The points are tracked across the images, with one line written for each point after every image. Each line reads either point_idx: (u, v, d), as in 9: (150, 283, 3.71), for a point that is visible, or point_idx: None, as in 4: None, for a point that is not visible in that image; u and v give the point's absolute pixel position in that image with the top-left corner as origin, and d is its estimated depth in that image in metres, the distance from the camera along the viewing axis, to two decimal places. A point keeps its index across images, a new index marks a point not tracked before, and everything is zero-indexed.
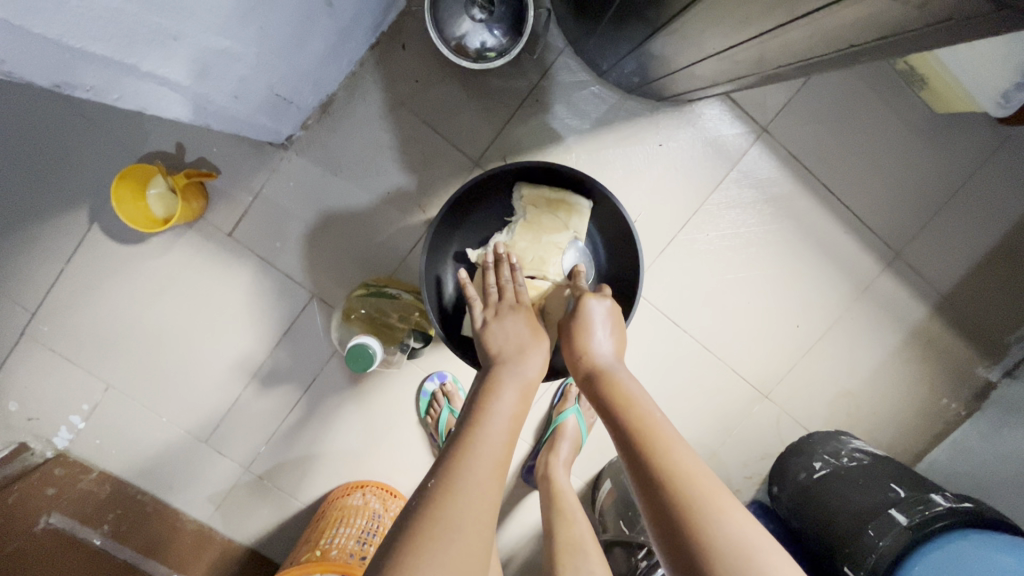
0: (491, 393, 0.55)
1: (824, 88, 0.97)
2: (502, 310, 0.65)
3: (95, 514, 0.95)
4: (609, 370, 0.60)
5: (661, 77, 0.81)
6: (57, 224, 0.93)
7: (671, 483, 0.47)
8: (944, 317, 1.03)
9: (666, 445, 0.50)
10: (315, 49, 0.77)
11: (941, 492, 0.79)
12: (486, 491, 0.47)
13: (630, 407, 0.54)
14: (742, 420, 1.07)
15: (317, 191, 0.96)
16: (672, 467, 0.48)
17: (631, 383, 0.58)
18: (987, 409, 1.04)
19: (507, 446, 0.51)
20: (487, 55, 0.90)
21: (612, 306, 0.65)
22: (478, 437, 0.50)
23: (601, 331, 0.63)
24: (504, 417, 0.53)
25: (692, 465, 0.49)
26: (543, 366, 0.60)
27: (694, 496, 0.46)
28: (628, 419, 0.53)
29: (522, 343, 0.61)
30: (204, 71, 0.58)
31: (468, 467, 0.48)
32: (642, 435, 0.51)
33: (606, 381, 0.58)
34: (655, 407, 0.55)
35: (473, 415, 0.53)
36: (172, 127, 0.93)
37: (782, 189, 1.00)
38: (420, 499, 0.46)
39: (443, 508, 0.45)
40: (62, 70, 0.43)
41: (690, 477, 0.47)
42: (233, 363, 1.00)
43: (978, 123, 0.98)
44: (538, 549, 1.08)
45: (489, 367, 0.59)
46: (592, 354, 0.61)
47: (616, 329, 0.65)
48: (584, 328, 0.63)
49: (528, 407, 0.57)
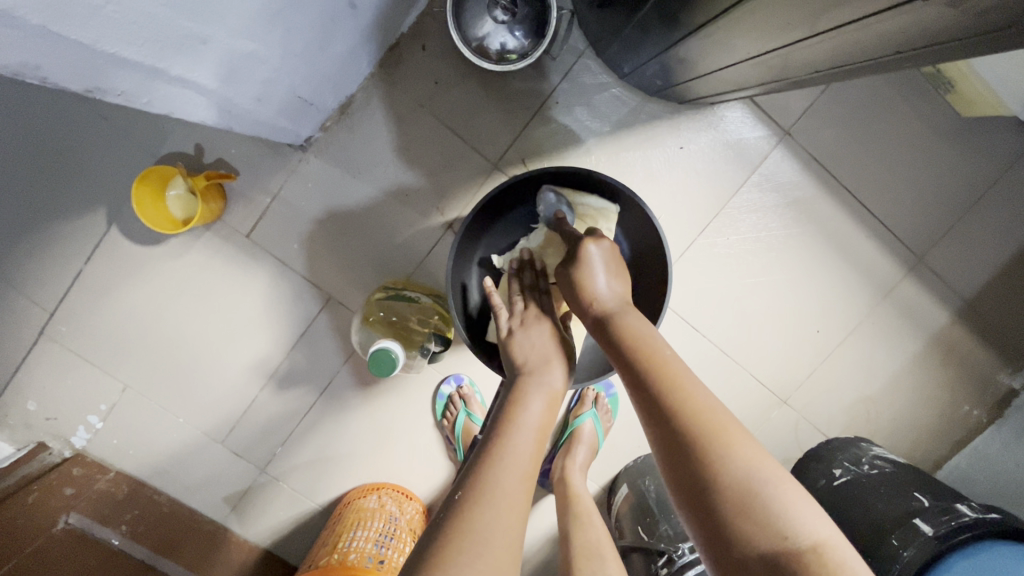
0: (518, 403, 0.54)
1: (849, 91, 0.96)
2: (527, 319, 0.64)
3: (115, 514, 0.95)
4: (617, 313, 0.57)
5: (685, 80, 0.80)
6: (76, 224, 0.93)
7: (679, 420, 0.46)
8: (966, 323, 1.02)
9: (678, 383, 0.48)
10: (338, 51, 0.76)
11: (967, 502, 0.78)
12: (515, 505, 0.46)
13: (639, 349, 0.52)
14: (760, 426, 1.06)
15: (335, 192, 0.95)
16: (682, 403, 0.47)
17: (641, 323, 0.55)
18: (1009, 417, 1.02)
19: (534, 458, 0.50)
20: (507, 57, 0.89)
21: (610, 247, 0.62)
22: (505, 450, 0.49)
23: (603, 275, 0.60)
24: (531, 429, 0.52)
25: (703, 401, 0.47)
26: (568, 377, 0.60)
27: (703, 430, 0.45)
28: (637, 358, 0.51)
29: (547, 354, 0.60)
30: (231, 74, 0.57)
31: (496, 479, 0.47)
32: (651, 373, 0.49)
33: (616, 325, 0.55)
34: (666, 345, 0.52)
35: (500, 425, 0.52)
36: (191, 128, 0.92)
37: (804, 193, 0.98)
38: (449, 513, 0.46)
39: (472, 521, 0.44)
40: (95, 75, 0.43)
41: (699, 411, 0.46)
42: (250, 365, 1.00)
43: (1008, 127, 0.96)
44: (552, 553, 1.07)
45: (515, 378, 0.58)
46: (598, 299, 0.58)
47: (618, 270, 0.61)
48: (586, 273, 0.60)
49: (555, 417, 0.56)
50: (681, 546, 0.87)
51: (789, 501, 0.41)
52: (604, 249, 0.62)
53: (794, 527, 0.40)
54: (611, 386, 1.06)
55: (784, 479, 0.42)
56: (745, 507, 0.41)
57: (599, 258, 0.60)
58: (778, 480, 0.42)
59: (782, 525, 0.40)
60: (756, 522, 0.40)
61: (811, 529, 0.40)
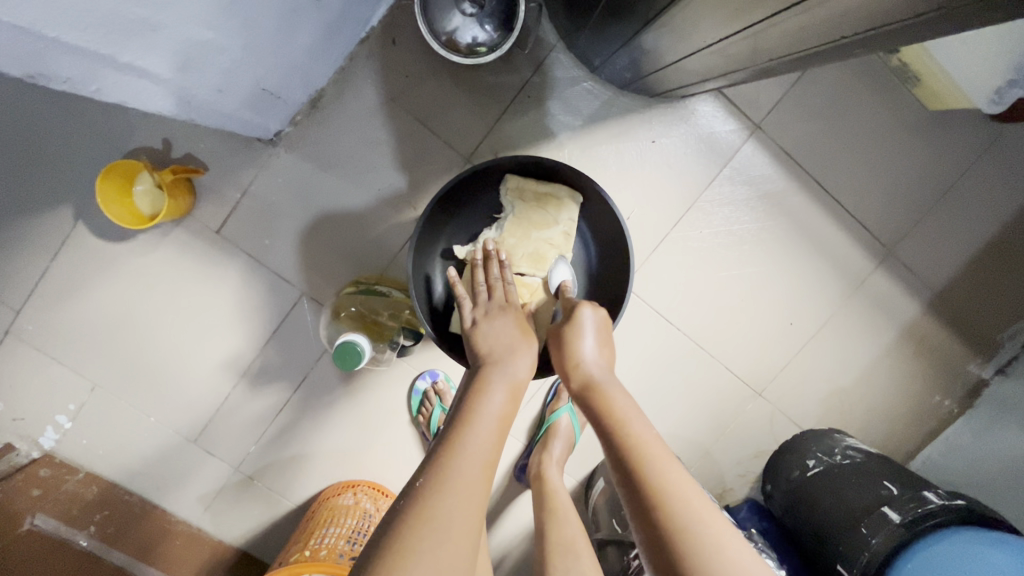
0: (481, 393, 0.54)
1: (818, 84, 0.97)
2: (494, 310, 0.65)
3: (83, 515, 0.96)
4: (602, 383, 0.57)
5: (653, 72, 0.80)
6: (41, 221, 0.92)
7: (659, 498, 0.47)
8: (936, 314, 1.03)
9: (659, 464, 0.49)
10: (304, 44, 0.76)
11: (933, 490, 0.79)
12: (475, 495, 0.46)
13: (622, 426, 0.53)
14: (735, 418, 1.07)
15: (307, 188, 0.95)
16: (662, 484, 0.48)
17: (623, 394, 0.57)
18: (979, 407, 1.04)
19: (496, 447, 0.50)
20: (478, 50, 0.89)
21: (603, 316, 0.64)
22: (467, 437, 0.49)
23: (592, 341, 0.61)
24: (494, 416, 0.52)
25: (682, 482, 0.49)
26: (534, 366, 0.60)
27: (680, 509, 0.46)
28: (618, 435, 0.52)
29: (513, 343, 0.61)
30: (187, 63, 0.57)
31: (456, 464, 0.47)
32: (631, 449, 0.50)
33: (599, 398, 0.56)
34: (647, 423, 0.54)
35: (463, 413, 0.52)
36: (159, 122, 0.91)
37: (775, 186, 0.99)
38: (408, 498, 0.46)
39: (432, 506, 0.44)
40: (37, 61, 0.42)
41: (678, 492, 0.48)
42: (222, 362, 0.99)
43: (973, 119, 0.97)
44: (531, 548, 1.07)
45: (479, 366, 0.58)
46: (584, 364, 0.59)
47: (607, 337, 0.63)
48: (575, 336, 0.62)
49: (518, 408, 0.56)
50: None
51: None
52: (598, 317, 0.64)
53: None
54: None
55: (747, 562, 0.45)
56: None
57: (589, 324, 0.61)
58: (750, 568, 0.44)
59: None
60: None
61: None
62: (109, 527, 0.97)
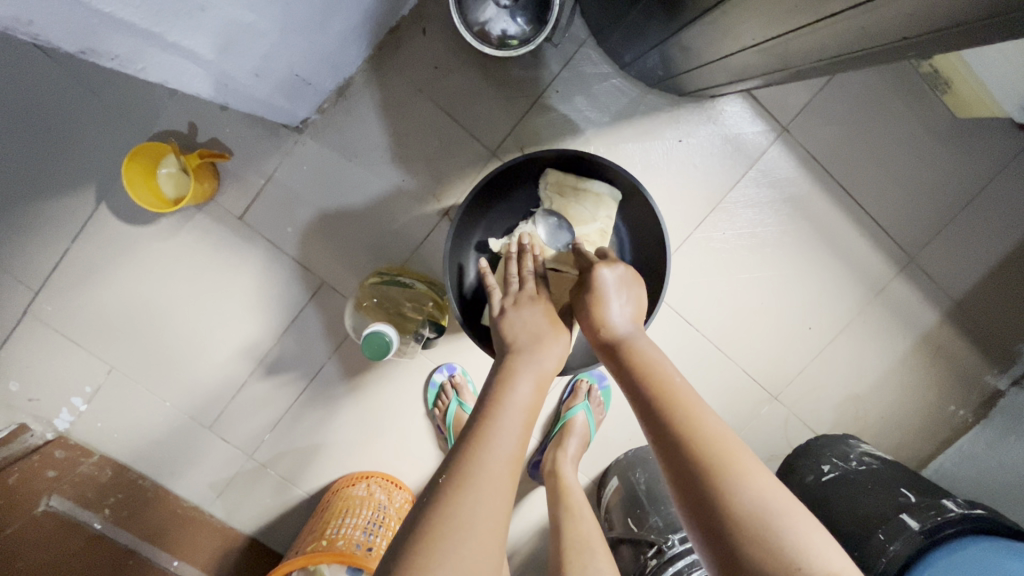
0: (507, 384, 0.53)
1: (849, 88, 0.96)
2: (522, 301, 0.64)
3: (97, 498, 0.93)
4: (628, 338, 0.59)
5: (687, 71, 0.80)
6: (64, 202, 0.91)
7: (689, 450, 0.47)
8: (955, 323, 1.03)
9: (688, 406, 0.50)
10: (337, 31, 0.75)
11: (952, 498, 0.78)
12: (499, 491, 0.46)
13: (651, 374, 0.54)
14: (750, 421, 1.07)
15: (331, 176, 0.94)
16: (694, 427, 0.49)
17: (651, 347, 0.58)
18: (993, 417, 1.04)
19: (521, 440, 0.50)
20: (509, 43, 0.88)
21: (625, 272, 0.64)
22: (493, 431, 0.49)
23: (617, 300, 0.62)
24: (519, 410, 0.52)
25: (703, 414, 0.50)
26: (561, 359, 0.60)
27: (719, 460, 0.46)
28: (658, 409, 0.51)
29: (538, 334, 0.60)
30: (228, 45, 0.56)
31: (481, 461, 0.46)
32: (672, 424, 0.49)
33: (628, 350, 0.57)
34: (676, 371, 0.54)
35: (488, 405, 0.51)
36: (186, 106, 0.91)
37: (800, 190, 0.99)
38: (431, 495, 0.45)
39: (455, 506, 0.44)
40: (89, 36, 0.42)
41: (709, 445, 0.47)
42: (239, 349, 0.98)
43: (1000, 129, 0.97)
44: (540, 545, 1.07)
45: (505, 356, 0.58)
46: (609, 325, 0.60)
47: (631, 292, 0.64)
48: (599, 300, 0.62)
49: (544, 399, 0.56)
50: (671, 537, 0.86)
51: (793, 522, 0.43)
52: (619, 274, 0.64)
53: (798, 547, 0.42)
54: (604, 378, 1.06)
55: (790, 510, 0.44)
56: (749, 539, 0.43)
57: (611, 286, 0.62)
58: (788, 509, 0.44)
59: (787, 558, 0.41)
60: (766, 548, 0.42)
61: (819, 557, 0.42)
62: (124, 511, 0.95)
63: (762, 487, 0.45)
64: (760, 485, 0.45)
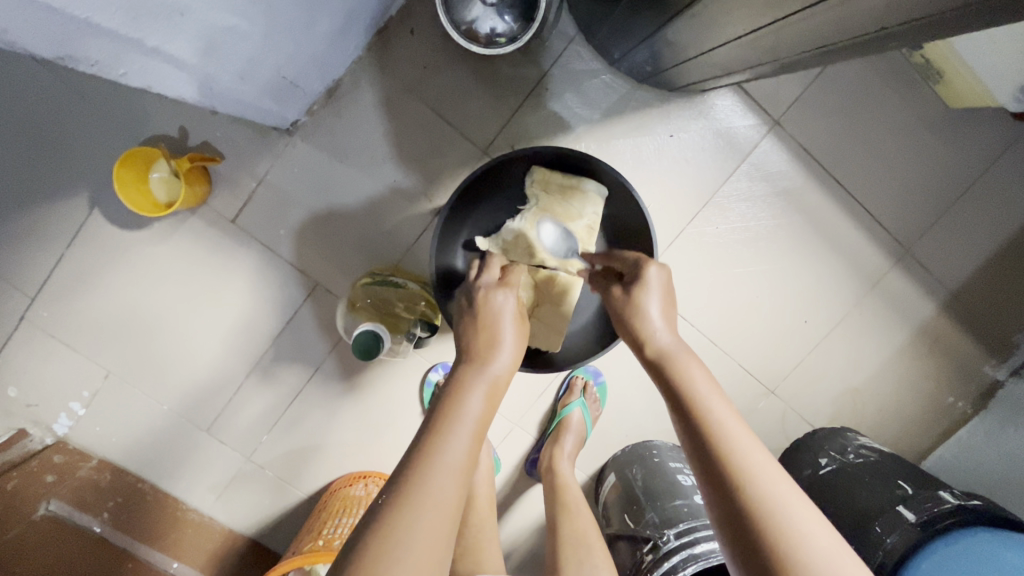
0: (456, 397, 0.54)
1: (840, 80, 0.96)
2: (496, 288, 0.66)
3: (95, 502, 0.94)
4: (675, 356, 0.55)
5: (675, 65, 0.80)
6: (57, 208, 0.92)
7: (722, 454, 0.47)
8: (952, 315, 1.03)
9: (741, 444, 0.47)
10: (324, 32, 0.75)
11: (949, 490, 0.78)
12: (444, 505, 0.46)
13: (701, 400, 0.51)
14: (747, 416, 1.06)
15: (322, 178, 0.94)
16: (746, 468, 0.46)
17: (698, 368, 0.54)
18: (992, 408, 1.03)
19: (469, 453, 0.50)
20: (497, 41, 0.88)
21: (668, 275, 0.61)
22: (438, 447, 0.49)
23: (658, 307, 0.59)
24: (467, 422, 0.52)
25: (757, 455, 0.47)
26: (512, 366, 0.60)
27: (771, 508, 0.43)
28: (711, 439, 0.48)
29: (493, 342, 0.61)
30: (212, 49, 0.57)
31: (423, 477, 0.47)
32: (726, 458, 0.46)
33: (670, 368, 0.54)
34: (726, 402, 0.51)
35: (436, 421, 0.52)
36: (176, 110, 0.91)
37: (793, 183, 0.98)
38: (373, 512, 0.45)
39: (393, 523, 0.44)
40: (67, 42, 0.42)
41: (740, 450, 0.47)
42: (235, 352, 0.99)
43: (995, 119, 0.96)
44: (540, 542, 1.08)
45: (459, 367, 0.59)
46: (655, 339, 0.57)
47: (672, 302, 0.61)
48: (644, 306, 0.59)
49: (495, 409, 0.56)
50: (667, 532, 0.86)
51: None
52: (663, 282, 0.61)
53: None
54: (599, 374, 1.06)
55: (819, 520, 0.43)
56: (784, 547, 0.42)
57: (655, 288, 0.59)
58: (843, 569, 0.41)
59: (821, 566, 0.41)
60: None
61: None
62: (123, 514, 0.96)
63: (816, 542, 0.42)
64: (813, 539, 0.42)
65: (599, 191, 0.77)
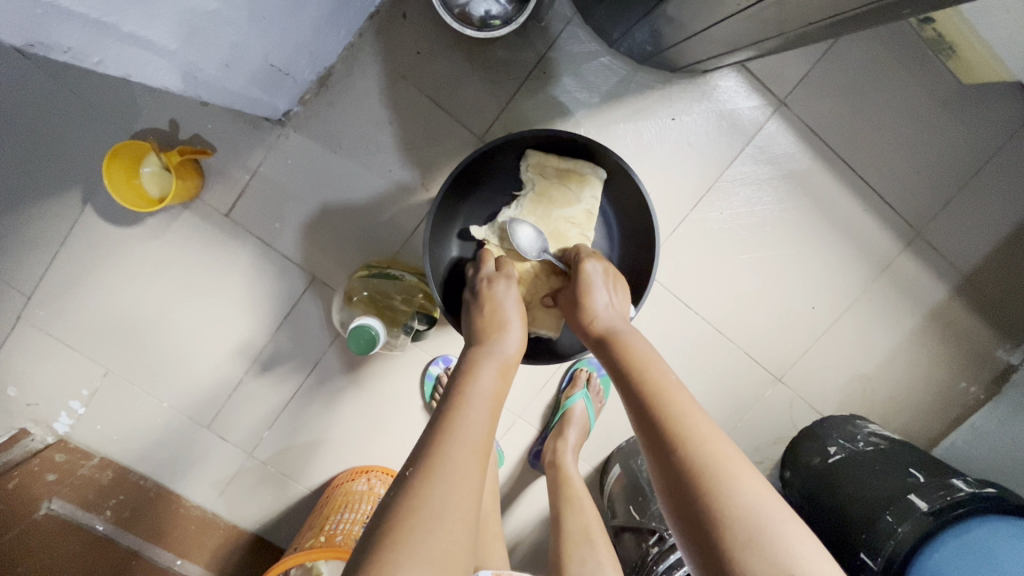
0: (469, 375, 0.54)
1: (848, 56, 0.92)
2: (496, 279, 0.66)
3: (98, 500, 0.94)
4: (619, 335, 0.59)
5: (675, 44, 0.77)
6: (49, 205, 0.90)
7: (667, 419, 0.49)
8: (965, 298, 1.00)
9: (678, 406, 0.50)
10: (312, 16, 0.73)
11: (963, 478, 0.76)
12: (467, 476, 0.45)
13: (642, 369, 0.54)
14: (754, 405, 1.05)
15: (316, 169, 0.93)
16: (685, 427, 0.48)
17: (644, 345, 0.58)
18: (1006, 392, 1.01)
19: (487, 428, 0.50)
20: (492, 24, 0.85)
21: (608, 267, 0.67)
22: (457, 423, 0.49)
23: (604, 292, 0.64)
24: (483, 398, 0.52)
25: (696, 415, 0.49)
26: (521, 344, 0.61)
27: (708, 463, 0.45)
28: (652, 403, 0.51)
29: (498, 321, 0.62)
30: (193, 34, 0.55)
31: (447, 450, 0.46)
32: (666, 419, 0.49)
33: (616, 344, 0.58)
34: (669, 369, 0.54)
35: (454, 399, 0.52)
36: (166, 102, 0.89)
37: (800, 165, 0.96)
38: (398, 491, 0.45)
39: (423, 497, 0.43)
40: (36, 29, 0.40)
41: (695, 428, 0.48)
42: (232, 348, 0.98)
43: (1010, 95, 0.93)
44: (545, 534, 1.07)
45: (470, 349, 0.59)
46: (598, 319, 0.62)
47: (617, 288, 0.66)
48: (588, 291, 0.64)
49: (508, 385, 0.57)
50: None
51: (779, 528, 0.42)
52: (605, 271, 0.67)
53: (785, 554, 0.41)
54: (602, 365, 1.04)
55: (783, 515, 0.43)
56: (745, 545, 0.41)
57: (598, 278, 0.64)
58: (779, 515, 0.43)
59: (782, 565, 0.40)
60: (751, 554, 0.41)
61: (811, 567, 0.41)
62: (125, 512, 0.95)
63: (750, 490, 0.44)
64: (747, 488, 0.44)
65: (597, 174, 0.75)
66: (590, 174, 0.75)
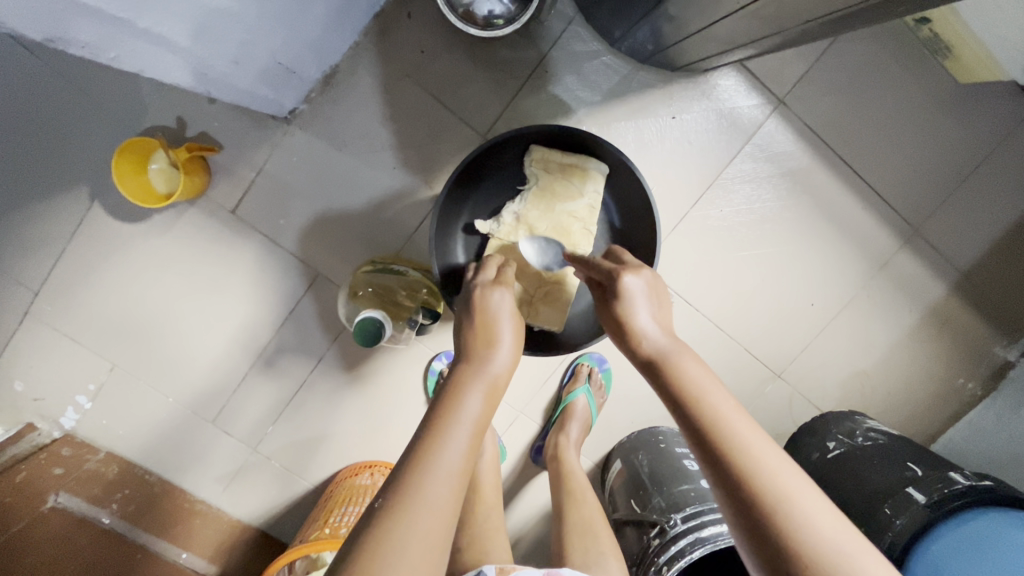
0: (453, 398, 0.53)
1: (846, 56, 0.94)
2: (491, 287, 0.65)
3: (104, 493, 0.95)
4: (660, 345, 0.54)
5: (676, 43, 0.78)
6: (56, 202, 0.91)
7: (724, 443, 0.44)
8: (963, 295, 1.01)
9: (731, 425, 0.45)
10: (318, 15, 0.75)
11: (960, 471, 0.77)
12: (436, 510, 0.45)
13: (687, 383, 0.49)
14: (754, 400, 1.06)
15: (321, 166, 0.94)
16: (744, 451, 0.44)
17: (687, 352, 0.52)
18: (1004, 388, 1.02)
19: (465, 458, 0.49)
20: (495, 23, 0.87)
21: (643, 270, 0.59)
22: (435, 451, 0.48)
23: (643, 301, 0.57)
24: (465, 425, 0.51)
25: (752, 434, 0.45)
26: (510, 364, 0.59)
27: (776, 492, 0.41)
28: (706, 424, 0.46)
29: (488, 338, 0.60)
30: (204, 31, 0.56)
31: (419, 481, 0.46)
32: (724, 442, 0.44)
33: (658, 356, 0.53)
34: (717, 380, 0.49)
35: (435, 425, 0.50)
36: (172, 100, 0.91)
37: (799, 163, 0.97)
38: (370, 514, 0.45)
39: (390, 528, 0.43)
40: (55, 24, 0.41)
41: (755, 451, 0.44)
42: (237, 343, 0.99)
43: (1005, 94, 0.94)
44: (547, 529, 1.08)
45: (458, 366, 0.58)
46: (636, 326, 0.56)
47: (657, 292, 0.59)
48: (623, 302, 0.57)
49: (493, 409, 0.56)
50: (674, 517, 0.85)
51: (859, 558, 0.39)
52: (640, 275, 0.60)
53: None
54: (603, 361, 1.05)
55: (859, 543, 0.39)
56: None
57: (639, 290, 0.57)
58: (855, 543, 0.39)
59: None
60: None
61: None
62: (130, 506, 0.96)
63: (821, 517, 0.40)
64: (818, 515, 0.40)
65: (599, 168, 0.76)
66: (591, 168, 0.76)
